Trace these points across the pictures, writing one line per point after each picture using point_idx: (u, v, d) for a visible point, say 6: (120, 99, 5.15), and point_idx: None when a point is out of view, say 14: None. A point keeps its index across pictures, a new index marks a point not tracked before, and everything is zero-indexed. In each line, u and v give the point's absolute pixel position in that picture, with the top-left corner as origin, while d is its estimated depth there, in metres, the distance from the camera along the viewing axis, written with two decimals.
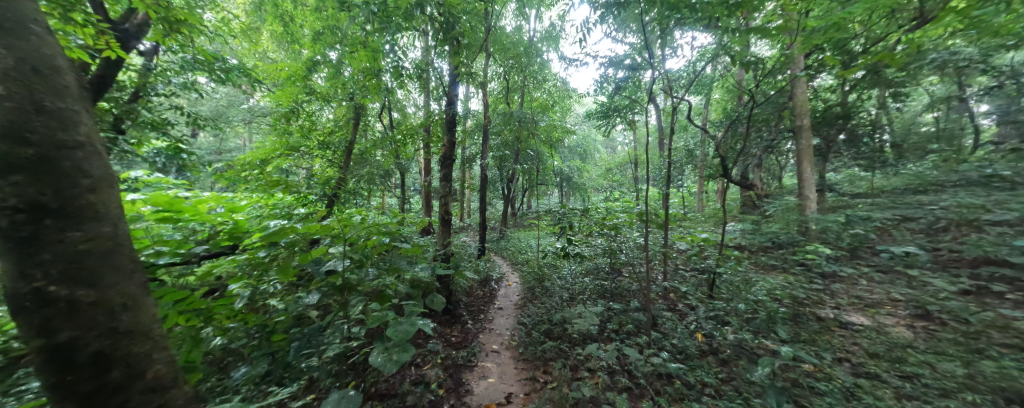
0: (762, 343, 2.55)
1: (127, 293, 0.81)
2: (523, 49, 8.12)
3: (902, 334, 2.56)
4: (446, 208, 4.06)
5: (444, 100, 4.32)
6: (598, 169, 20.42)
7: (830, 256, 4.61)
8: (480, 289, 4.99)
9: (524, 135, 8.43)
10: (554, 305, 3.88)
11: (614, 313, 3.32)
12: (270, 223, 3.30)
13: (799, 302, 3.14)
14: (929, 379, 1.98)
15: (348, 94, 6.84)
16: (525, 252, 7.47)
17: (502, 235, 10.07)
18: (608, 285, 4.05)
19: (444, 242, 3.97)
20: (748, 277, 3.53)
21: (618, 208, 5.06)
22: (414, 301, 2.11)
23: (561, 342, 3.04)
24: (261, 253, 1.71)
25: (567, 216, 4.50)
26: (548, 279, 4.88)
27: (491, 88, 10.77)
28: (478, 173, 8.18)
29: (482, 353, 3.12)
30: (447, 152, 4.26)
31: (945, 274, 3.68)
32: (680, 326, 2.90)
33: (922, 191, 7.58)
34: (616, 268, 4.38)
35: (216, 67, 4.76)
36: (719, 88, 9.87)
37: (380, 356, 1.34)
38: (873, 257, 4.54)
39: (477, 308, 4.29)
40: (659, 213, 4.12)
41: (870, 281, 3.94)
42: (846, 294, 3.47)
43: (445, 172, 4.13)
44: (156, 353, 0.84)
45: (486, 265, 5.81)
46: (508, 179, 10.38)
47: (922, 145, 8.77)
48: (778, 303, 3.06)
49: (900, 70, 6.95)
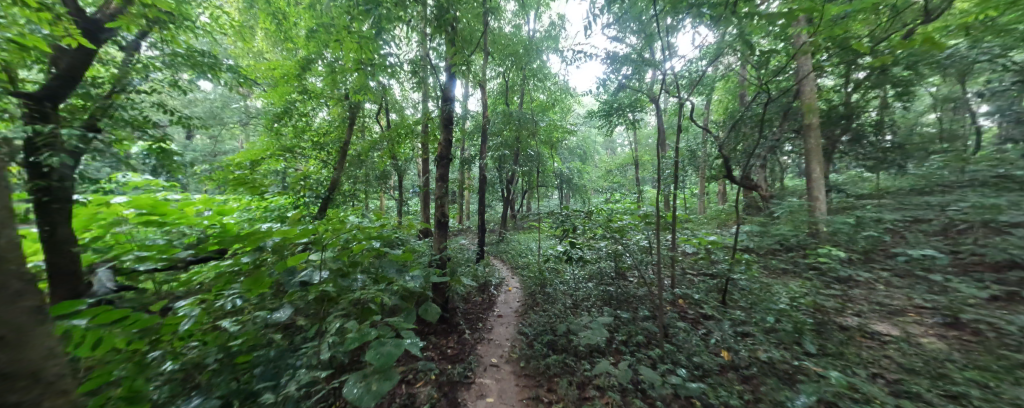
0: (786, 358, 2.35)
1: (7, 323, 0.62)
2: (523, 49, 7.99)
3: (936, 346, 2.38)
4: (442, 210, 3.86)
5: (441, 97, 4.13)
6: (598, 171, 20.26)
7: (843, 259, 4.43)
8: (479, 295, 4.78)
9: (525, 135, 8.24)
10: (557, 313, 3.67)
11: (622, 323, 3.13)
12: (260, 227, 3.13)
13: (820, 310, 2.95)
14: (981, 401, 1.79)
15: (343, 93, 6.67)
16: (525, 256, 7.29)
17: (502, 237, 9.88)
18: (614, 291, 3.85)
19: (440, 247, 3.77)
20: (763, 283, 3.35)
21: (622, 209, 4.87)
22: (403, 313, 1.93)
23: (567, 356, 2.84)
24: (228, 262, 1.50)
25: (569, 218, 4.27)
26: (550, 285, 4.69)
27: (489, 88, 10.63)
28: (477, 174, 8.01)
29: (480, 368, 2.92)
30: (442, 151, 4.02)
31: (968, 279, 3.50)
32: (695, 338, 2.71)
33: (930, 192, 7.41)
34: (622, 273, 4.18)
35: (204, 62, 4.54)
36: (722, 88, 9.70)
37: (359, 386, 1.14)
38: (888, 260, 4.36)
39: (475, 316, 4.08)
40: (667, 215, 3.93)
41: (887, 285, 3.77)
42: (866, 300, 3.29)
43: (442, 173, 3.94)
44: (45, 402, 0.65)
45: (485, 270, 5.62)
46: (507, 180, 10.20)
47: (927, 144, 8.66)
48: (799, 311, 2.87)
49: (907, 69, 6.82)
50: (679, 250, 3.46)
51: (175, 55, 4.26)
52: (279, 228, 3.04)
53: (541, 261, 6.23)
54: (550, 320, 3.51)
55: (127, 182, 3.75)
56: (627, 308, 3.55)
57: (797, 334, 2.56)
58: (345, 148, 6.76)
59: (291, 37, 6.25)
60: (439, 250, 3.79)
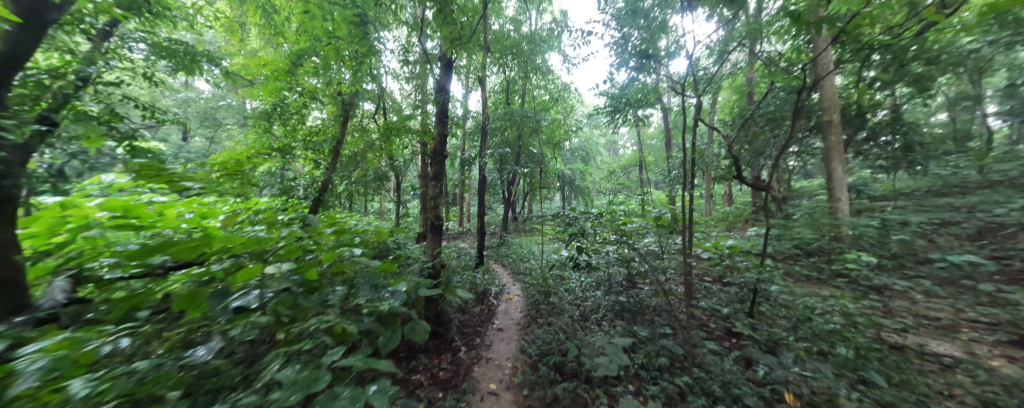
0: (840, 389, 2.03)
1: None
2: (524, 46, 7.70)
3: (1013, 371, 2.05)
4: (436, 212, 3.52)
5: (435, 89, 3.79)
6: (600, 173, 19.87)
7: (874, 265, 4.09)
8: (477, 305, 4.45)
9: (526, 133, 7.89)
10: (564, 328, 3.35)
11: (640, 343, 2.83)
12: (247, 230, 2.74)
13: (866, 326, 2.61)
14: None
15: (335, 90, 6.40)
16: (527, 260, 6.97)
17: (502, 241, 9.51)
18: (626, 304, 3.53)
19: (433, 252, 3.38)
20: (794, 296, 3.02)
21: (632, 210, 4.51)
22: (383, 339, 1.58)
23: (578, 383, 2.54)
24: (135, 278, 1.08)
25: (576, 220, 3.93)
26: (555, 294, 4.35)
27: (489, 87, 10.32)
28: (477, 175, 7.73)
29: (477, 397, 2.60)
30: (436, 146, 3.67)
31: (1020, 288, 3.16)
32: (727, 363, 2.40)
33: (950, 195, 7.08)
34: (633, 281, 3.86)
35: (185, 53, 4.26)
36: (729, 86, 9.38)
37: None
38: (922, 266, 4.03)
39: (472, 329, 3.74)
40: (683, 218, 3.58)
41: (926, 295, 3.44)
42: (909, 313, 2.96)
43: (436, 171, 3.60)
44: None
45: (485, 277, 5.29)
46: (508, 181, 9.89)
47: (944, 143, 8.35)
48: (845, 330, 2.55)
49: (929, 63, 6.49)
50: (702, 256, 3.09)
51: (156, 47, 4.01)
52: (263, 231, 2.68)
53: (544, 266, 5.88)
54: (557, 338, 3.19)
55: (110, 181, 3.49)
56: (643, 324, 3.19)
57: (851, 359, 2.22)
58: (338, 148, 6.42)
59: (279, 28, 5.84)
60: (431, 256, 3.40)
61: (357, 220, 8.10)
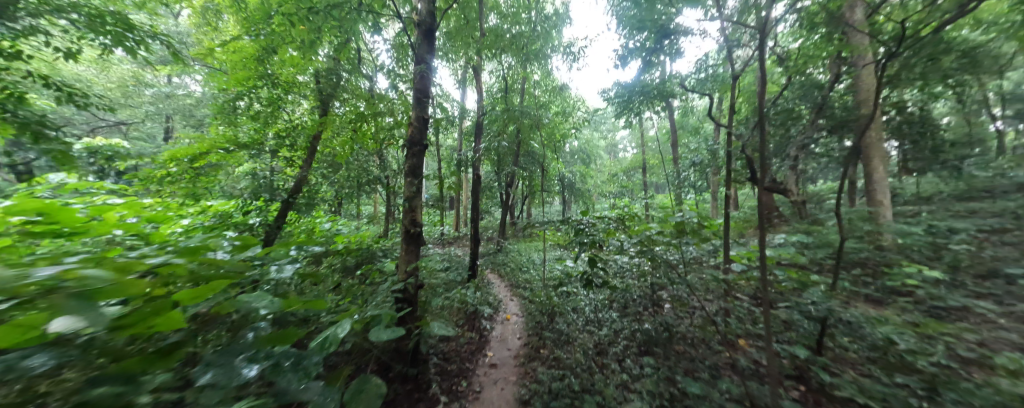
0: None
1: None
2: (525, 36, 7.08)
3: None
4: (413, 216, 2.85)
5: (415, 63, 3.09)
6: (601, 175, 19.26)
7: (939, 281, 3.49)
8: (466, 331, 3.80)
9: (527, 129, 7.21)
10: (575, 373, 2.77)
11: (683, 400, 2.24)
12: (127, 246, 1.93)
13: (1004, 376, 1.95)
14: None
15: (311, 80, 5.72)
16: (526, 270, 6.32)
17: (500, 247, 8.83)
18: (649, 338, 2.92)
19: (408, 268, 2.74)
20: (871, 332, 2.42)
21: (650, 215, 3.85)
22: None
23: None
24: None
25: (587, 228, 3.25)
26: (561, 317, 3.73)
27: (487, 82, 9.60)
28: (472, 175, 7.07)
29: None
30: (414, 133, 2.98)
31: None
32: None
33: (986, 199, 6.57)
34: (655, 303, 3.22)
35: (114, 21, 3.44)
36: (741, 83, 8.84)
37: None
38: (994, 283, 3.45)
39: (458, 367, 3.13)
40: (716, 225, 2.93)
41: (1016, 318, 2.87)
42: (1015, 347, 2.39)
43: (414, 164, 2.93)
44: None
45: (477, 294, 4.62)
46: (507, 183, 9.19)
47: (969, 144, 7.86)
48: (962, 383, 1.94)
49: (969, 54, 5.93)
50: (772, 274, 2.35)
51: (85, 12, 3.23)
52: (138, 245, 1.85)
53: (545, 278, 5.25)
54: (568, 390, 2.60)
55: (64, 182, 3.05)
56: (678, 368, 2.55)
57: None
58: (316, 145, 5.78)
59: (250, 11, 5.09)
60: (406, 275, 2.76)
61: (342, 225, 7.42)
